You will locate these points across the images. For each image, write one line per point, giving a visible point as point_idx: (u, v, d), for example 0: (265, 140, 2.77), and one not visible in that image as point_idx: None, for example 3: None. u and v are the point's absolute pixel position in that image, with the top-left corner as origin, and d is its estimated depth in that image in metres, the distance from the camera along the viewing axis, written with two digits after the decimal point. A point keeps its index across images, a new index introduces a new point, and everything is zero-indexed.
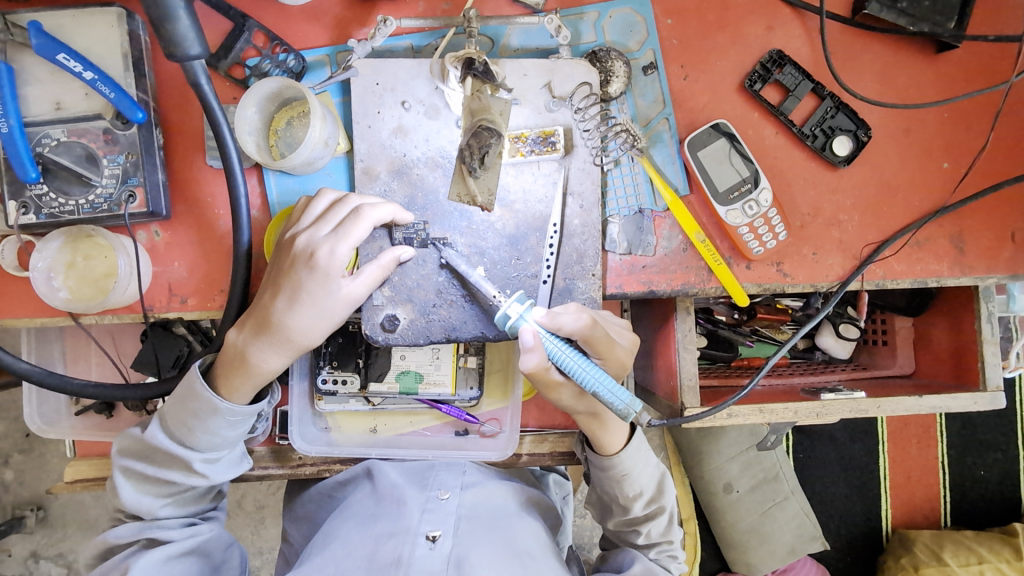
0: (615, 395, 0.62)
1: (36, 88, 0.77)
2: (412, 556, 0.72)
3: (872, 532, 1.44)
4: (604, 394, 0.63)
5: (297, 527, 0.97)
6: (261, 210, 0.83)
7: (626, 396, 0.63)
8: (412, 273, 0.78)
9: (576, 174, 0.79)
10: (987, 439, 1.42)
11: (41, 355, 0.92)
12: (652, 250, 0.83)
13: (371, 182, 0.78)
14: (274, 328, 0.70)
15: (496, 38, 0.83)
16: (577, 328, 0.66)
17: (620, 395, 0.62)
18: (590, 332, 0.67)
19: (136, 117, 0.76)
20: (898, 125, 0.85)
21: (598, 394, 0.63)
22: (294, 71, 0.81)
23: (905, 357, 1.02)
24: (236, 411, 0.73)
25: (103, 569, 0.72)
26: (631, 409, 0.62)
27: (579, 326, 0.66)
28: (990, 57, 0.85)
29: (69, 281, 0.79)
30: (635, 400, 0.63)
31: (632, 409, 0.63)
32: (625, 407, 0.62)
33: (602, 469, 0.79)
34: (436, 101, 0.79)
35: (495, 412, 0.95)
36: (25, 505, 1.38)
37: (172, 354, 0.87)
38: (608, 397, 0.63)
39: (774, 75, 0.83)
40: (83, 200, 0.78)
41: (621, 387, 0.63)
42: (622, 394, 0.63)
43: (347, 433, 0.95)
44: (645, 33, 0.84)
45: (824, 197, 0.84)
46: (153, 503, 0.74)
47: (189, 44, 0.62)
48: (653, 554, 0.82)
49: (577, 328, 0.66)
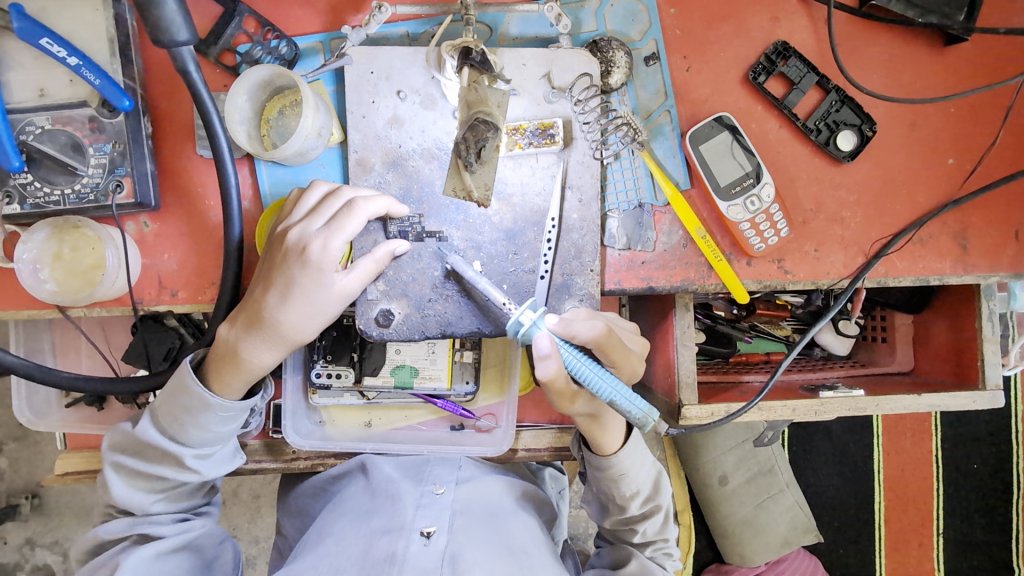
0: (633, 404, 0.61)
1: (19, 74, 0.76)
2: (406, 553, 0.71)
3: (862, 517, 1.44)
4: (621, 403, 0.62)
5: (291, 521, 0.97)
6: (253, 202, 0.82)
7: (644, 404, 0.62)
8: (407, 267, 0.76)
9: (575, 167, 0.78)
10: (984, 434, 1.42)
11: (30, 346, 0.91)
12: (652, 247, 0.81)
13: (365, 174, 0.77)
14: (265, 324, 0.68)
15: (495, 25, 0.81)
16: (592, 336, 0.66)
17: (637, 403, 0.62)
18: (605, 340, 0.67)
19: (123, 104, 0.74)
20: (902, 120, 0.83)
21: (616, 403, 0.62)
22: (286, 58, 0.79)
23: (904, 354, 1.01)
24: (229, 407, 0.71)
25: (93, 566, 0.71)
26: (649, 417, 0.62)
27: (594, 334, 0.65)
28: (999, 51, 0.83)
29: (56, 273, 0.78)
30: (652, 408, 0.62)
31: (650, 416, 0.62)
32: (644, 415, 0.62)
33: (597, 468, 0.78)
34: (432, 91, 0.77)
35: (491, 407, 0.94)
36: (19, 492, 1.37)
37: (163, 347, 0.85)
38: (626, 406, 0.62)
39: (779, 67, 0.81)
40: (70, 190, 0.76)
41: (637, 395, 0.62)
42: (639, 402, 0.62)
43: (340, 428, 0.93)
44: (648, 23, 0.82)
45: (827, 193, 0.83)
46: (145, 499, 0.73)
47: (177, 30, 0.60)
48: (649, 552, 0.81)
49: (591, 336, 0.66)
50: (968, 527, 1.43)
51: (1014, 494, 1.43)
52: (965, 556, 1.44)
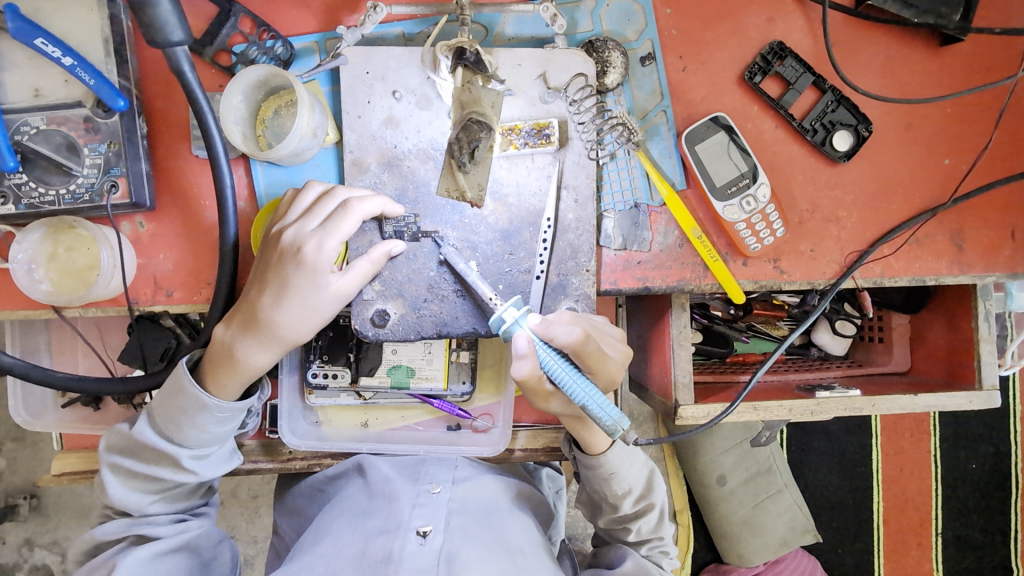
0: (604, 410, 0.61)
1: (15, 74, 0.76)
2: (402, 552, 0.71)
3: (861, 517, 1.44)
4: (592, 408, 0.62)
5: (288, 521, 0.97)
6: (249, 202, 0.81)
7: (614, 412, 0.62)
8: (403, 268, 0.76)
9: (570, 168, 0.78)
10: (983, 434, 1.42)
11: (27, 346, 0.91)
12: (648, 246, 0.81)
13: (360, 174, 0.77)
14: (260, 325, 0.68)
15: (491, 26, 0.81)
16: (569, 342, 0.64)
17: (608, 410, 0.61)
18: (582, 347, 0.65)
19: (117, 104, 0.74)
20: (899, 120, 0.83)
21: (587, 408, 0.62)
22: (282, 58, 0.79)
23: (901, 354, 1.00)
24: (225, 408, 0.71)
25: (91, 567, 0.71)
26: (618, 425, 0.61)
27: (571, 340, 0.64)
28: (996, 51, 0.83)
29: (51, 273, 0.78)
30: (623, 417, 0.62)
31: (619, 425, 0.61)
32: (613, 423, 0.61)
33: (589, 468, 0.78)
34: (428, 91, 0.77)
35: (488, 407, 0.94)
36: (17, 493, 1.37)
37: (160, 347, 0.86)
38: (597, 412, 0.62)
39: (775, 67, 0.81)
40: (65, 190, 0.76)
41: (609, 403, 0.62)
42: (611, 409, 0.62)
43: (337, 428, 0.93)
44: (644, 23, 0.82)
45: (823, 193, 0.83)
46: (142, 499, 0.73)
47: (171, 30, 0.59)
48: (645, 550, 0.81)
49: (568, 341, 0.64)
50: (967, 527, 1.43)
51: (1012, 494, 1.43)
52: (964, 556, 1.44)
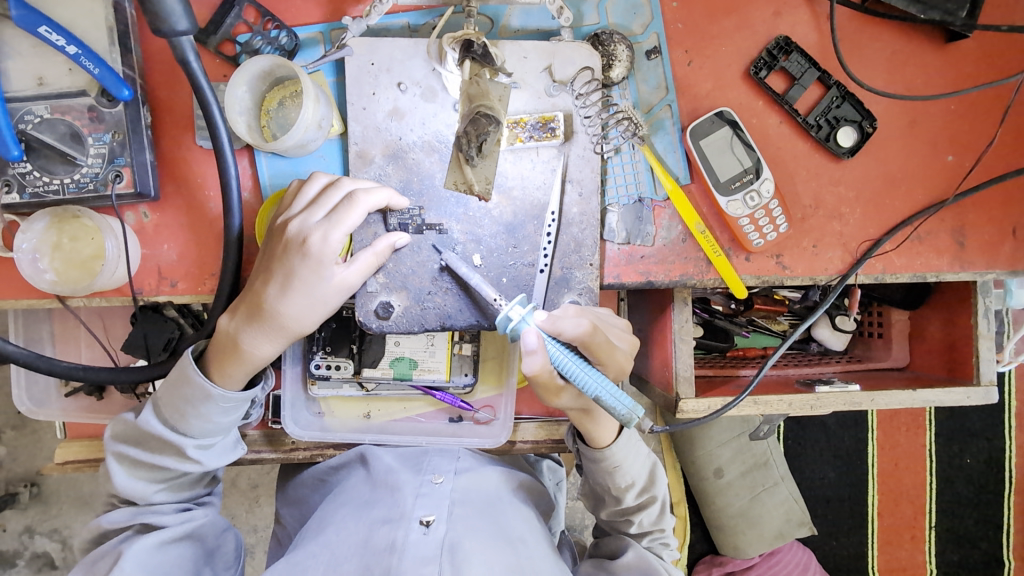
0: (618, 400, 0.62)
1: (18, 62, 0.75)
2: (406, 542, 0.72)
3: (856, 510, 1.45)
4: (606, 399, 0.62)
5: (291, 510, 0.98)
6: (253, 192, 0.81)
7: (629, 401, 0.62)
8: (407, 260, 0.76)
9: (575, 161, 0.78)
10: (978, 430, 1.43)
11: (30, 336, 0.91)
12: (652, 241, 0.82)
13: (366, 166, 0.77)
14: (265, 316, 0.69)
15: (496, 18, 0.80)
16: (577, 334, 0.65)
17: (622, 400, 0.62)
18: (590, 338, 0.65)
19: (122, 94, 0.74)
20: (903, 117, 0.83)
21: (600, 399, 0.63)
22: (286, 49, 0.79)
23: (899, 349, 1.01)
24: (229, 398, 0.72)
25: (97, 555, 0.72)
26: (634, 414, 0.62)
27: (579, 332, 0.64)
28: (1001, 48, 0.83)
29: (55, 263, 0.77)
30: (637, 406, 0.62)
31: (634, 414, 0.62)
32: (628, 412, 0.62)
33: (593, 461, 0.78)
34: (433, 83, 0.77)
35: (490, 399, 0.94)
36: (17, 480, 1.37)
37: (163, 337, 0.85)
38: (611, 401, 0.62)
39: (780, 62, 0.81)
40: (69, 179, 0.76)
41: (622, 392, 0.62)
42: (625, 399, 0.62)
43: (340, 419, 0.93)
44: (650, 16, 0.81)
45: (827, 189, 0.83)
46: (147, 488, 0.73)
47: (177, 19, 0.59)
48: (647, 542, 0.82)
49: (577, 333, 0.65)
50: (960, 522, 1.45)
51: (1005, 489, 1.45)
52: (958, 550, 1.45)
